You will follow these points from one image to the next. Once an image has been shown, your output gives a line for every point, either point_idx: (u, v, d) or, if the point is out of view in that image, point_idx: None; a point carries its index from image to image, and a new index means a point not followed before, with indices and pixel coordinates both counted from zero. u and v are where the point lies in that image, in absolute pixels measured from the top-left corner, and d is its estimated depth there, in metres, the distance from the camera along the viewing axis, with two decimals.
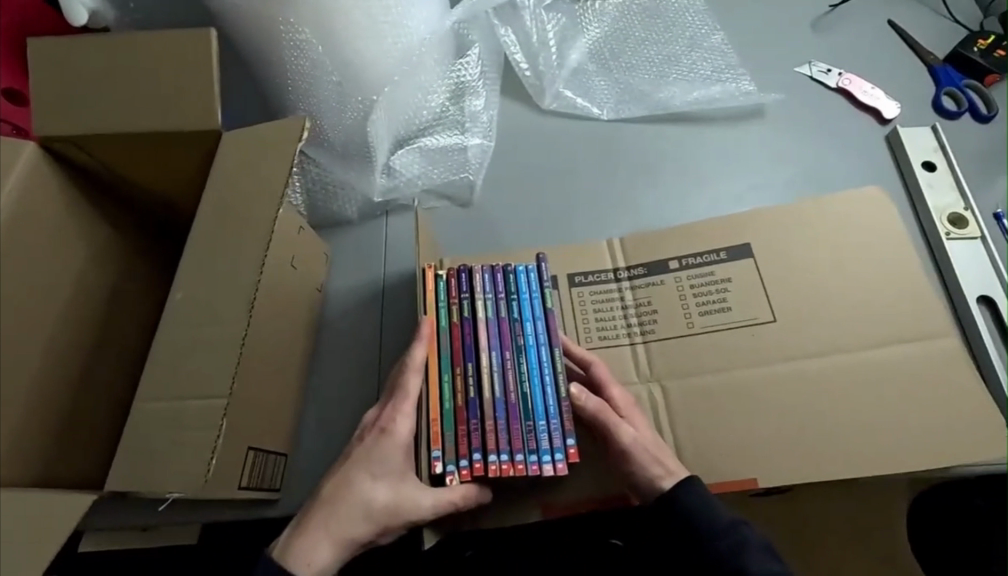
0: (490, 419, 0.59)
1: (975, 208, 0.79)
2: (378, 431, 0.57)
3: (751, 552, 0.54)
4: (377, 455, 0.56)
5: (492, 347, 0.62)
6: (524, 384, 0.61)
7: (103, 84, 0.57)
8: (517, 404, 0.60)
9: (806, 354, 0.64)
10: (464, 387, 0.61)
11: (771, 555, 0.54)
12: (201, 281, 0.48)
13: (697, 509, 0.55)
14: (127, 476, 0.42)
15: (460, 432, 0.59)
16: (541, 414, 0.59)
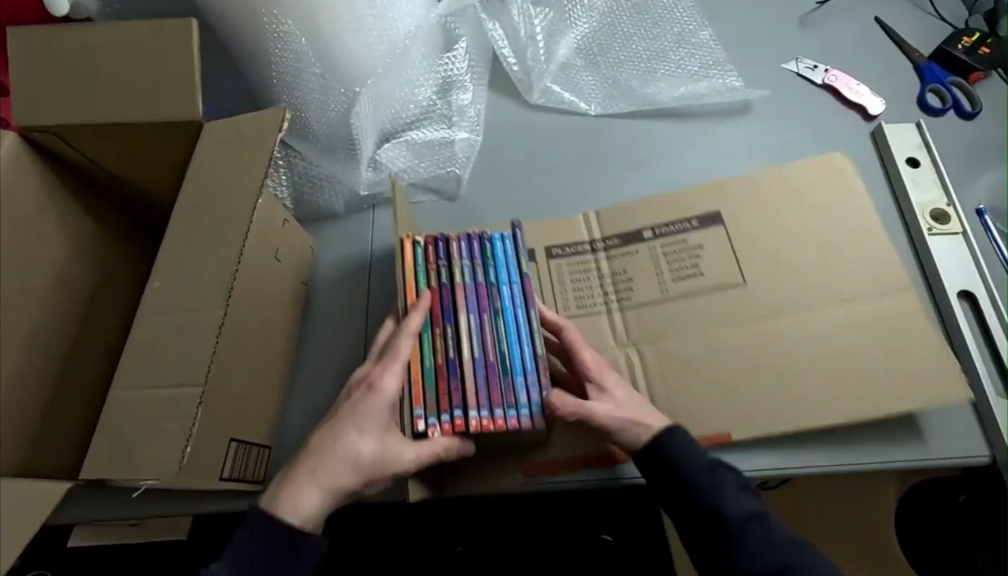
0: (470, 377, 0.62)
1: (957, 204, 0.80)
2: (365, 387, 0.59)
3: (728, 492, 0.60)
4: (362, 411, 0.58)
5: (470, 310, 0.65)
6: (502, 344, 0.64)
7: (82, 73, 0.56)
8: (495, 363, 0.63)
9: (773, 319, 0.69)
10: (443, 348, 0.63)
11: (745, 491, 0.60)
12: (180, 272, 0.50)
13: (680, 454, 0.60)
14: (105, 462, 0.44)
15: (441, 390, 0.62)
16: (518, 372, 0.63)
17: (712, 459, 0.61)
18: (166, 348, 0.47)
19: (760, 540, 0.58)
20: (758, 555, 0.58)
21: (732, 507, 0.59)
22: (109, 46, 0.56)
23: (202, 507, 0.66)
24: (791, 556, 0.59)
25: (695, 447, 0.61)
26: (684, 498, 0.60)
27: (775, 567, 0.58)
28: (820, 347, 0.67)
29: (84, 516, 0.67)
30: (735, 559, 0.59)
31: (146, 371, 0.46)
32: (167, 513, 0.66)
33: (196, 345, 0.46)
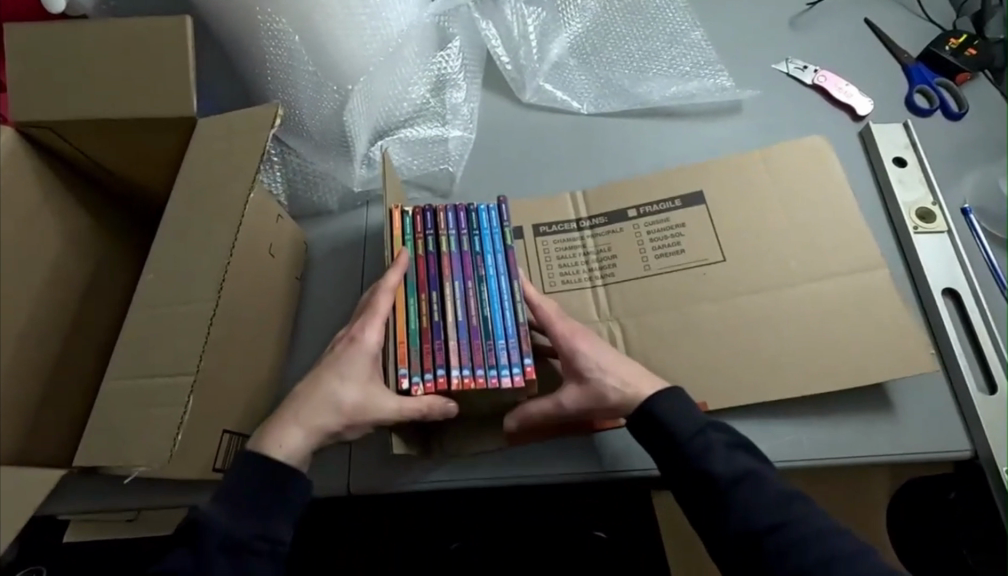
0: (453, 339, 0.64)
1: (943, 203, 0.81)
2: (350, 339, 0.62)
3: (717, 452, 0.61)
4: (346, 361, 0.61)
5: (455, 277, 0.67)
6: (485, 309, 0.66)
7: (76, 69, 0.57)
8: (477, 326, 0.65)
9: (742, 294, 0.76)
10: (428, 311, 0.65)
11: (738, 452, 0.62)
12: (174, 264, 0.51)
13: (669, 414, 0.63)
14: (97, 451, 0.45)
15: (425, 349, 0.64)
16: (500, 334, 0.64)
17: (701, 419, 0.63)
18: (159, 337, 0.48)
19: (753, 497, 0.60)
20: (751, 513, 0.59)
21: (722, 466, 0.61)
22: (104, 42, 0.57)
23: (195, 499, 0.67)
24: (785, 512, 0.59)
25: (684, 409, 0.63)
26: (675, 458, 0.62)
27: (769, 524, 0.59)
28: (795, 337, 0.72)
29: (80, 507, 0.68)
30: (729, 518, 0.60)
31: (141, 360, 0.47)
32: (161, 505, 0.67)
33: (189, 335, 0.47)
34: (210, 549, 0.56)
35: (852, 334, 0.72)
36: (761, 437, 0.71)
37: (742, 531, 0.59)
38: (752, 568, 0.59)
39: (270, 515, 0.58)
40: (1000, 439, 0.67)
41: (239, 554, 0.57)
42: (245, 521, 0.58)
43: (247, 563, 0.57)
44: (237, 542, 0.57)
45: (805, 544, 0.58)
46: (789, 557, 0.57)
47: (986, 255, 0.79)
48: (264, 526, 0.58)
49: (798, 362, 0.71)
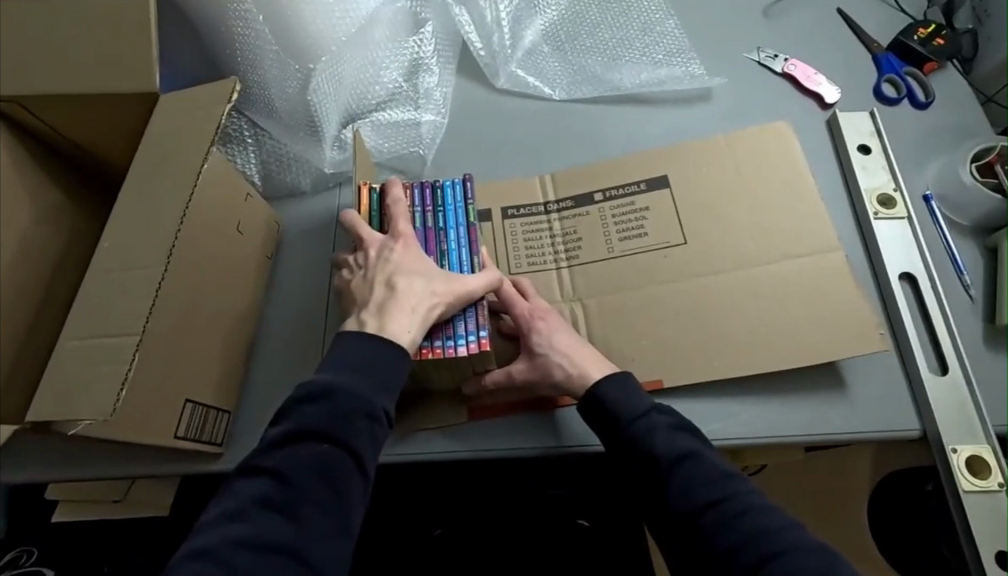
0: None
1: (905, 189, 0.82)
2: (403, 241, 0.68)
3: (660, 433, 0.63)
4: (411, 257, 0.67)
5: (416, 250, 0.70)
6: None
7: (41, 45, 0.59)
8: None
9: (700, 277, 0.77)
10: None
11: (682, 432, 0.64)
12: (130, 230, 0.53)
13: (615, 396, 0.66)
14: (45, 408, 0.47)
15: None
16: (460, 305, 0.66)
17: (644, 402, 0.66)
18: (112, 298, 0.50)
19: (692, 476, 0.61)
20: (691, 490, 0.60)
21: (665, 447, 0.63)
22: (66, 18, 0.59)
23: (154, 468, 0.69)
24: (721, 490, 0.60)
25: (629, 393, 0.66)
26: (619, 440, 0.64)
27: (707, 501, 0.59)
28: (748, 316, 0.74)
29: (47, 476, 0.70)
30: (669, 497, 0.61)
31: (91, 321, 0.49)
32: (123, 473, 0.70)
33: (142, 298, 0.49)
34: (342, 409, 0.59)
35: (805, 316, 0.74)
36: (715, 418, 0.72)
37: (682, 509, 0.60)
38: (690, 546, 0.59)
39: (393, 388, 0.61)
40: (946, 418, 0.69)
41: (367, 419, 0.60)
42: (373, 390, 0.60)
43: (358, 435, 0.59)
44: (367, 408, 0.60)
45: (743, 518, 0.58)
46: (726, 533, 0.58)
47: (946, 244, 0.80)
48: (387, 395, 0.61)
49: (753, 342, 0.73)
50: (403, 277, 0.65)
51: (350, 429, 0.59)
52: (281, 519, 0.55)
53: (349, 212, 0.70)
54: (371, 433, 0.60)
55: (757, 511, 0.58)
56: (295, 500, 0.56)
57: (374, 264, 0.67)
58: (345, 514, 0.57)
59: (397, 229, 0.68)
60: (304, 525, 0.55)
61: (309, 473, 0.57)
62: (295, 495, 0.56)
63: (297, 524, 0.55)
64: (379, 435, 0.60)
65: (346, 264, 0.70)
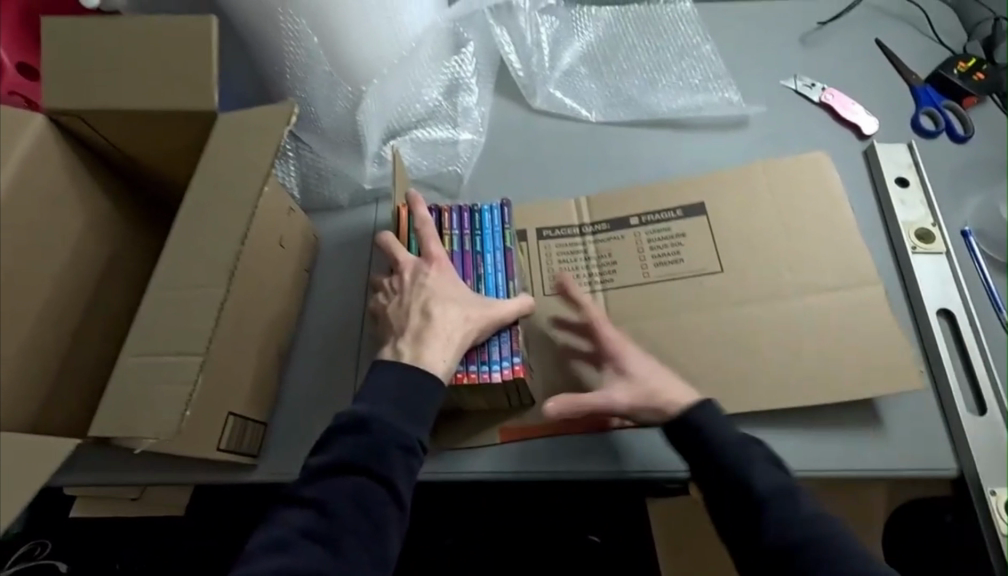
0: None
1: (943, 224, 0.82)
2: (437, 265, 0.69)
3: (760, 470, 0.65)
4: (447, 280, 0.68)
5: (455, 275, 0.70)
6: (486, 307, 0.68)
7: (102, 62, 0.60)
8: None
9: (734, 304, 0.78)
10: None
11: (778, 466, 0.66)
12: (192, 246, 0.53)
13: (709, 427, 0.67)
14: (108, 427, 0.47)
15: None
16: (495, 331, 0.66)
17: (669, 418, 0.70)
18: (173, 318, 0.50)
19: (786, 514, 0.62)
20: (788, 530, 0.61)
21: (763, 484, 0.64)
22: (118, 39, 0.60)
23: (191, 477, 0.71)
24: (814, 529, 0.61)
25: (721, 424, 0.68)
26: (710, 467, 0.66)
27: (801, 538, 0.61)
28: (782, 346, 0.74)
29: (84, 481, 0.72)
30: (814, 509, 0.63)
31: (149, 340, 0.50)
32: (159, 481, 0.71)
33: (202, 318, 0.50)
34: (381, 439, 0.60)
35: (841, 350, 0.74)
36: None
37: (779, 546, 0.61)
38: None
39: (427, 418, 0.63)
40: (985, 458, 0.69)
41: (405, 451, 0.60)
42: (409, 421, 0.61)
43: (396, 464, 0.60)
44: (405, 439, 0.61)
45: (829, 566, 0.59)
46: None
47: (985, 280, 0.80)
48: (422, 426, 0.62)
49: (788, 375, 0.73)
50: (439, 304, 0.66)
51: (388, 461, 0.59)
52: (321, 551, 0.56)
53: (387, 233, 0.71)
54: (408, 464, 0.61)
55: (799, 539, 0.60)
56: (333, 533, 0.57)
57: (410, 289, 0.68)
58: (381, 546, 0.58)
59: (430, 252, 0.69)
60: (342, 557, 0.56)
61: (347, 505, 0.58)
62: (334, 527, 0.57)
63: (336, 556, 0.56)
64: (415, 465, 0.61)
65: (383, 288, 0.72)
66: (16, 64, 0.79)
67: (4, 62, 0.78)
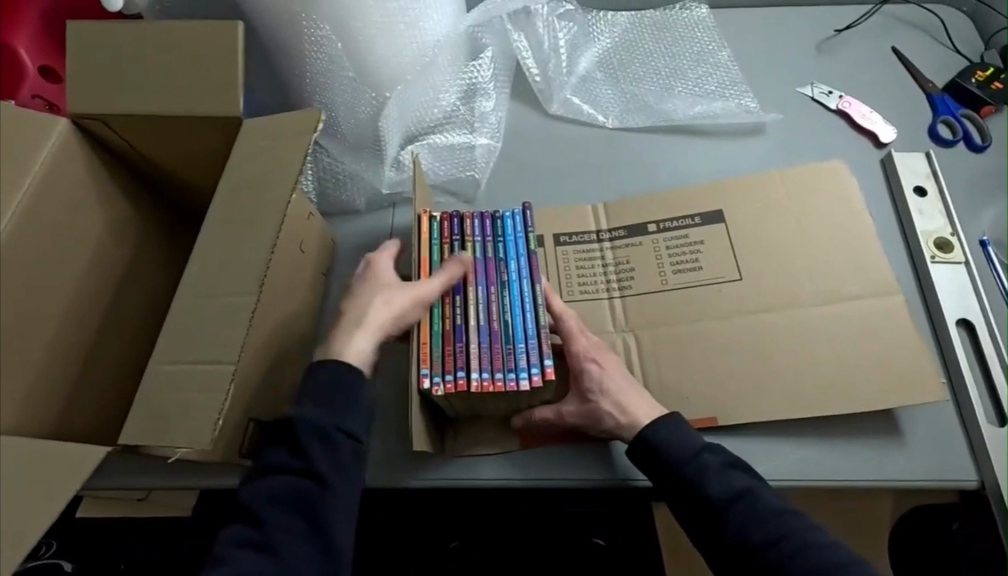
0: (474, 344, 0.66)
1: (962, 234, 0.82)
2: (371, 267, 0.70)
3: (712, 474, 0.64)
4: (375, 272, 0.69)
5: (479, 282, 0.70)
6: (506, 314, 0.68)
7: (127, 65, 0.60)
8: (499, 330, 0.67)
9: (753, 311, 0.78)
10: (451, 313, 0.68)
11: (731, 466, 0.65)
12: (224, 254, 0.54)
13: (668, 436, 0.66)
14: (141, 433, 0.48)
15: (447, 351, 0.66)
16: (519, 337, 0.67)
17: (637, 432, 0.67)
18: (204, 327, 0.51)
19: (748, 515, 0.63)
20: (748, 529, 0.62)
21: (718, 488, 0.64)
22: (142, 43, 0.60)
23: (212, 481, 0.71)
24: (781, 527, 0.62)
25: (676, 432, 0.66)
26: (674, 480, 0.65)
27: (766, 539, 0.62)
28: (800, 355, 0.74)
29: (106, 483, 0.72)
30: (778, 507, 0.63)
31: (182, 345, 0.51)
32: (179, 485, 0.72)
33: (233, 326, 0.50)
34: (304, 440, 0.62)
35: (861, 358, 0.73)
36: (769, 456, 0.72)
37: (742, 547, 0.62)
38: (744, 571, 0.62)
39: (347, 409, 0.64)
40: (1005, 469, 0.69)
41: (323, 443, 0.62)
42: (324, 414, 0.63)
43: (322, 461, 0.62)
44: (322, 433, 0.63)
45: (806, 555, 0.61)
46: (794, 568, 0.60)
47: (1004, 289, 0.80)
48: (340, 416, 0.63)
49: (807, 383, 0.73)
50: (359, 295, 0.67)
51: (311, 460, 0.62)
52: (262, 556, 0.60)
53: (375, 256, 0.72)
54: (332, 454, 0.62)
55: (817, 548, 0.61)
56: (271, 537, 0.60)
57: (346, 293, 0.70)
58: (322, 541, 0.61)
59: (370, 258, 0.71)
60: (281, 558, 0.60)
61: (279, 508, 0.61)
62: (270, 531, 0.61)
63: (277, 557, 0.60)
64: (343, 453, 0.63)
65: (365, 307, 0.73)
66: (38, 66, 0.79)
67: (25, 63, 0.77)
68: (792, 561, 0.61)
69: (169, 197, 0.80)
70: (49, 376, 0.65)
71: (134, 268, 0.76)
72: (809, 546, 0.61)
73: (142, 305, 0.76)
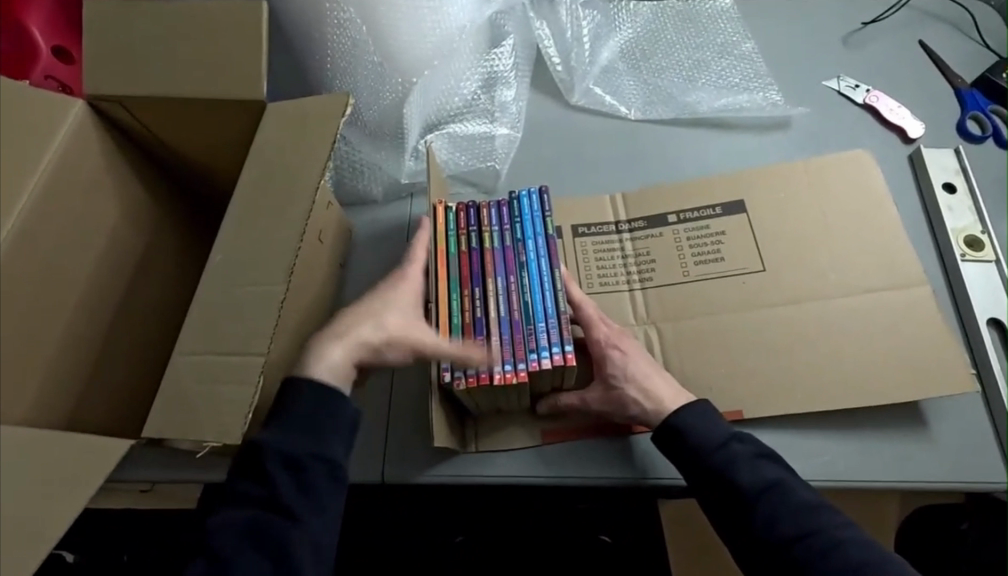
0: (496, 336, 0.65)
1: (992, 232, 0.81)
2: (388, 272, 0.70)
3: (742, 464, 0.63)
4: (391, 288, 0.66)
5: (497, 272, 0.68)
6: (526, 296, 0.67)
7: (145, 45, 0.58)
8: (519, 316, 0.65)
9: (778, 305, 0.76)
10: (471, 306, 0.66)
11: (762, 458, 0.63)
12: (250, 242, 0.52)
13: (697, 424, 0.65)
14: (165, 427, 0.47)
15: (467, 345, 0.65)
16: (540, 317, 0.65)
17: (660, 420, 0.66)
18: (229, 317, 0.50)
19: (779, 508, 0.60)
20: (779, 523, 0.60)
21: (748, 479, 0.62)
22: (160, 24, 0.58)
23: (227, 476, 0.70)
24: (812, 523, 0.60)
25: (705, 422, 0.65)
26: (703, 469, 0.63)
27: (796, 533, 0.59)
28: (828, 352, 0.73)
29: (120, 476, 0.71)
30: (811, 503, 0.61)
31: (206, 335, 0.49)
32: (194, 479, 0.70)
33: (261, 316, 0.49)
34: (276, 467, 0.59)
35: (891, 357, 0.72)
36: (794, 455, 0.71)
37: (771, 541, 0.60)
38: (771, 565, 0.60)
39: (324, 433, 0.60)
40: None
41: (294, 471, 0.59)
42: (297, 441, 0.60)
43: (295, 489, 0.59)
44: (294, 461, 0.59)
45: (837, 553, 0.58)
46: (825, 566, 0.58)
47: None
48: (316, 442, 0.60)
49: (836, 381, 0.72)
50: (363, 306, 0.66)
51: (282, 487, 0.59)
52: None
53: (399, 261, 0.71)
54: (304, 483, 0.59)
55: (849, 545, 0.59)
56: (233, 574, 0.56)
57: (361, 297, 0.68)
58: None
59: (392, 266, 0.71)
60: None
61: (244, 540, 0.58)
62: (233, 566, 0.57)
63: None
64: (315, 484, 0.59)
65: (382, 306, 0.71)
66: (51, 47, 0.77)
67: (38, 44, 0.75)
68: (823, 559, 0.58)
69: (183, 184, 0.78)
70: (65, 363, 0.64)
71: (149, 255, 0.74)
72: (840, 544, 0.59)
73: (155, 293, 0.74)
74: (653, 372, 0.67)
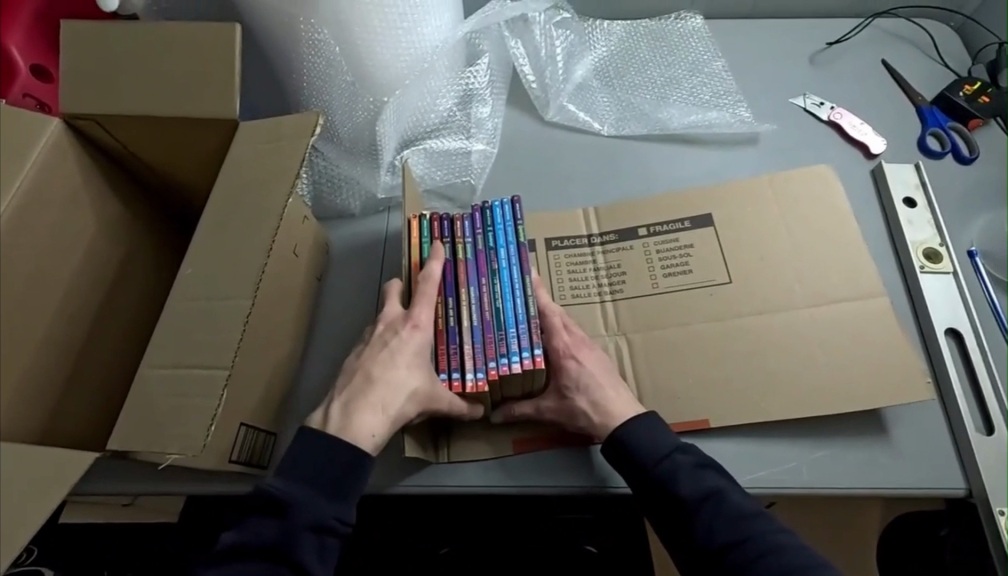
0: (468, 343, 0.66)
1: (950, 244, 0.84)
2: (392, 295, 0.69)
3: (683, 473, 0.64)
4: (410, 346, 0.64)
5: (470, 279, 0.70)
6: (498, 301, 0.68)
7: (120, 67, 0.60)
8: (491, 319, 0.67)
9: (744, 316, 0.78)
10: (444, 315, 0.68)
11: (705, 468, 0.64)
12: (219, 258, 0.53)
13: (642, 437, 0.66)
14: (129, 438, 0.48)
15: (440, 352, 0.66)
16: (512, 323, 0.67)
17: (610, 433, 0.67)
18: (197, 331, 0.51)
19: (717, 516, 0.62)
20: (715, 530, 0.61)
21: (689, 488, 0.63)
22: (135, 46, 0.59)
23: (199, 486, 0.70)
24: (747, 529, 0.61)
25: (649, 435, 0.66)
26: (646, 479, 0.65)
27: (732, 541, 0.61)
28: (791, 362, 0.75)
29: (92, 492, 0.71)
30: (747, 511, 0.62)
31: (174, 349, 0.51)
32: (165, 492, 0.71)
33: (229, 330, 0.50)
34: (293, 522, 0.58)
35: (851, 366, 0.74)
36: (759, 463, 0.72)
37: (708, 548, 0.61)
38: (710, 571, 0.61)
39: (348, 494, 0.60)
40: (993, 477, 0.69)
41: (311, 532, 0.58)
42: (326, 500, 0.60)
43: (308, 548, 0.58)
44: (319, 521, 0.59)
45: (772, 557, 0.59)
46: (759, 570, 0.59)
47: (991, 301, 0.81)
48: (339, 503, 0.60)
49: (798, 390, 0.73)
50: (381, 365, 0.63)
51: (297, 544, 0.58)
52: None
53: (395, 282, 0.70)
54: (320, 543, 0.59)
55: (785, 550, 0.60)
56: None
57: (376, 339, 0.66)
58: None
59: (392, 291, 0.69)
60: None
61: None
62: None
63: None
64: (332, 548, 0.59)
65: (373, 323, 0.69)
66: (31, 66, 0.78)
67: (17, 63, 0.77)
68: (758, 564, 0.59)
69: (160, 198, 0.79)
70: (39, 376, 0.65)
71: (124, 268, 0.75)
72: (774, 549, 0.60)
73: (130, 306, 0.75)
74: (608, 389, 0.69)
